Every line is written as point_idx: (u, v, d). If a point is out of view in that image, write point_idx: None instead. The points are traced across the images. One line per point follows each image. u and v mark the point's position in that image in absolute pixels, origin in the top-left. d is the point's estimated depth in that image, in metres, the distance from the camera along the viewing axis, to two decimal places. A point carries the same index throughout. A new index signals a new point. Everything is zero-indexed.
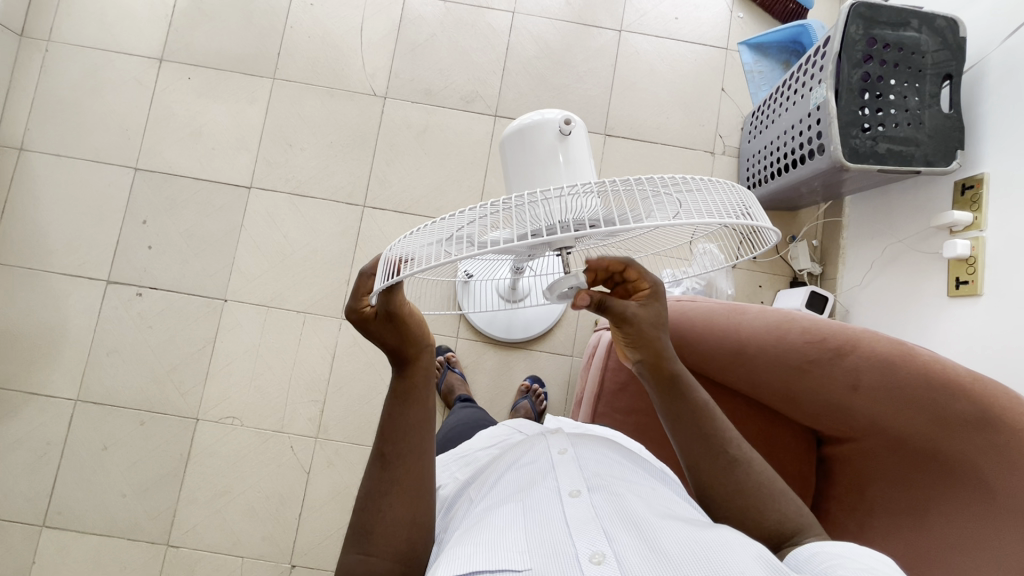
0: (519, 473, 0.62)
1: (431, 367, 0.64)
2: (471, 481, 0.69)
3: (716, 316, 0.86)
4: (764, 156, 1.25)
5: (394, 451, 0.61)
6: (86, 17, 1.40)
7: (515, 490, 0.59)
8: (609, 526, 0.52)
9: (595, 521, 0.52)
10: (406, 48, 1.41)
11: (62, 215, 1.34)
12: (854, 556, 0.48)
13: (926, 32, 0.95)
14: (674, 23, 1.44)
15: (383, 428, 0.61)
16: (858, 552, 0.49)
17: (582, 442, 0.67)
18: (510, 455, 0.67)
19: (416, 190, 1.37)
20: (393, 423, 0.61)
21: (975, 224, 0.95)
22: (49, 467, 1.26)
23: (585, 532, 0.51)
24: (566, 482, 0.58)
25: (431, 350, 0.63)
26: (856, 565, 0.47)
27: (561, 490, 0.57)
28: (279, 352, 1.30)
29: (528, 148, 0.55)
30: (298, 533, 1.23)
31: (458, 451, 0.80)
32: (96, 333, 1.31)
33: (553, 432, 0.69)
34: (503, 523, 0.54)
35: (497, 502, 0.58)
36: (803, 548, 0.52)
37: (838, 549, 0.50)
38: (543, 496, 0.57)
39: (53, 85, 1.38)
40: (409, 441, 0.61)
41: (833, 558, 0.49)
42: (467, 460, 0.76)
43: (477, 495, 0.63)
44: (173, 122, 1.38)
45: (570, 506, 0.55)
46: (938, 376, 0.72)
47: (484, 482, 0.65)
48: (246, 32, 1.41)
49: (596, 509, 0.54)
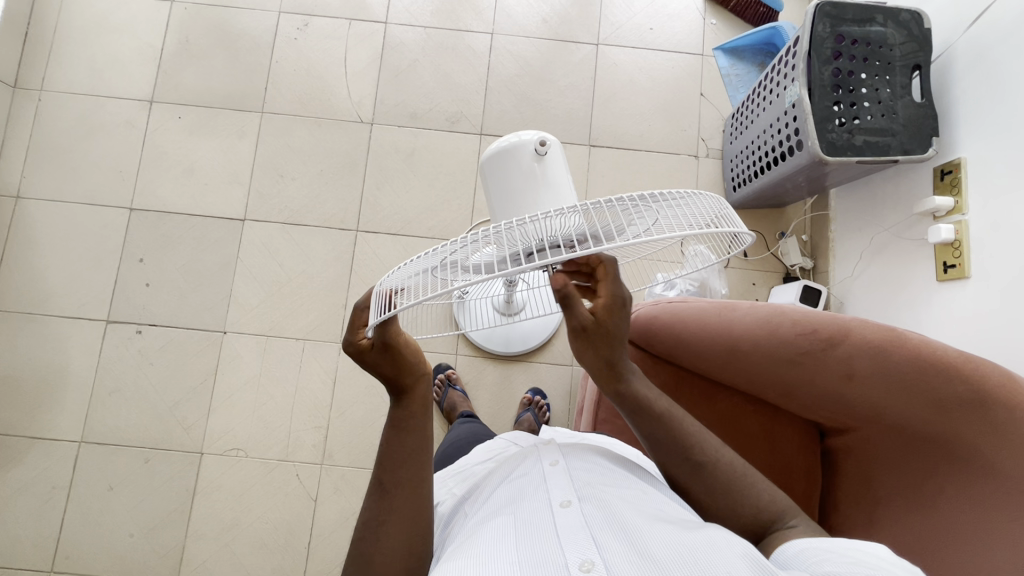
0: (510, 487, 0.63)
1: (429, 394, 0.64)
2: (467, 496, 0.69)
3: (707, 315, 0.86)
4: (746, 155, 1.27)
5: (391, 480, 0.60)
6: (76, 64, 1.44)
7: (506, 502, 0.60)
8: (598, 534, 0.52)
9: (585, 529, 0.52)
10: (391, 74, 1.44)
11: (60, 258, 1.36)
12: (846, 551, 0.48)
13: (891, 26, 0.98)
14: (649, 33, 1.48)
15: (382, 456, 0.62)
16: (847, 545, 0.48)
17: (573, 453, 0.67)
18: (504, 470, 0.67)
19: (408, 211, 1.39)
20: (390, 452, 0.61)
21: (957, 208, 0.96)
22: (56, 511, 1.25)
23: (575, 542, 0.51)
24: (556, 492, 0.58)
25: (428, 378, 0.64)
26: (846, 557, 0.47)
27: (552, 500, 0.57)
28: (280, 380, 1.31)
29: (507, 169, 0.57)
30: (307, 562, 1.22)
31: (454, 468, 0.81)
32: (97, 373, 1.31)
33: (546, 444, 0.70)
34: (494, 534, 0.54)
35: (488, 515, 0.59)
36: (791, 545, 0.52)
37: (827, 543, 0.49)
38: (534, 507, 0.57)
39: (48, 132, 1.41)
40: (407, 468, 0.61)
41: (821, 552, 0.48)
42: (463, 475, 0.76)
43: (472, 510, 0.63)
44: (165, 161, 1.41)
45: (560, 515, 0.55)
46: (931, 359, 0.72)
47: (478, 496, 0.66)
48: (234, 69, 1.45)
49: (587, 518, 0.54)
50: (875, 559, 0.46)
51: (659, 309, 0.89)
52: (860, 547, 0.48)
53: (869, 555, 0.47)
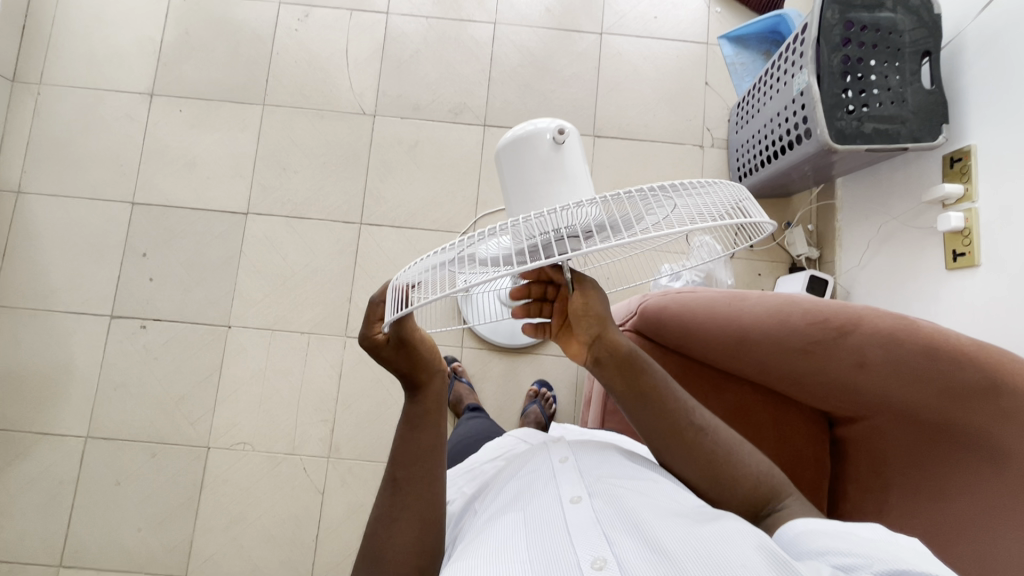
0: (520, 483, 0.63)
1: (443, 392, 0.64)
2: (477, 495, 0.69)
3: (716, 305, 0.86)
4: (752, 145, 1.26)
5: (405, 476, 0.60)
6: (75, 57, 1.43)
7: (515, 498, 0.60)
8: (610, 530, 0.52)
9: (596, 526, 0.52)
10: (392, 65, 1.43)
11: (62, 253, 1.35)
12: (847, 533, 0.49)
13: (901, 11, 0.97)
14: (653, 22, 1.46)
15: (395, 452, 0.61)
16: (845, 529, 0.49)
17: (582, 449, 0.67)
18: (513, 468, 0.67)
19: (412, 204, 1.38)
20: (404, 448, 0.61)
21: (966, 196, 0.96)
22: (63, 506, 1.26)
23: (587, 539, 0.50)
24: (566, 489, 0.58)
25: (443, 376, 0.64)
26: (851, 539, 0.47)
27: (562, 497, 0.57)
28: (285, 374, 1.30)
29: (525, 159, 0.57)
30: (316, 554, 1.23)
31: (463, 466, 0.81)
32: (102, 368, 1.31)
33: (554, 441, 0.70)
34: (504, 532, 0.54)
35: (498, 512, 0.59)
36: (790, 527, 0.52)
37: (826, 527, 0.50)
38: (543, 503, 0.57)
39: (48, 126, 1.40)
40: (420, 465, 0.61)
41: (826, 537, 0.49)
42: (473, 474, 0.76)
43: (481, 508, 0.63)
44: (167, 155, 1.40)
45: (571, 512, 0.55)
46: (943, 346, 0.72)
47: (488, 494, 0.66)
48: (234, 61, 1.43)
49: (598, 514, 0.54)
50: (889, 543, 0.47)
51: (668, 299, 0.89)
52: (858, 531, 0.49)
53: (869, 537, 0.48)
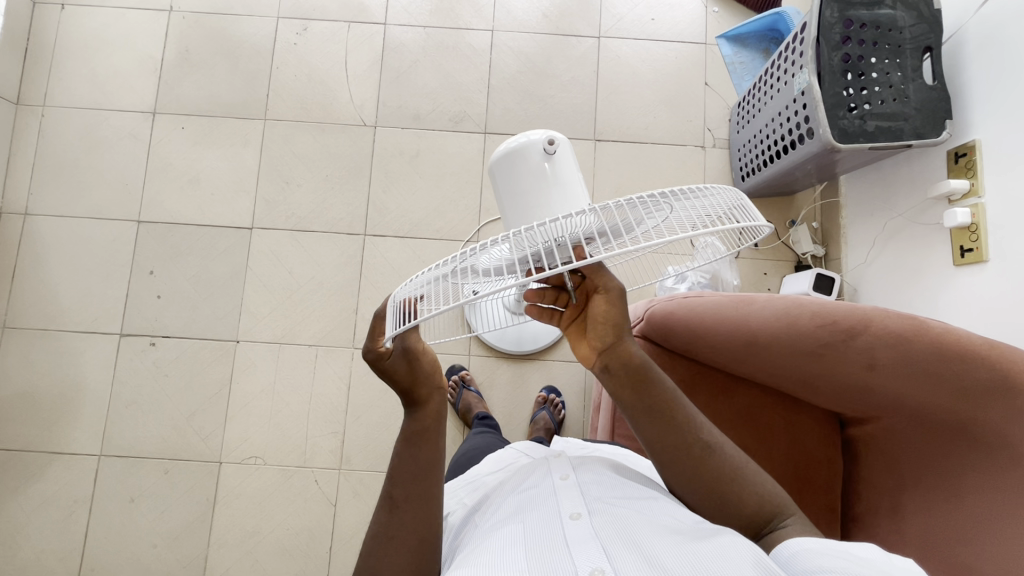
0: (521, 498, 0.63)
1: (443, 410, 0.63)
2: (477, 507, 0.69)
3: (722, 308, 0.85)
4: (754, 145, 1.25)
5: (402, 494, 0.59)
6: (78, 79, 1.44)
7: (516, 511, 0.60)
8: (609, 545, 0.52)
9: (595, 540, 0.52)
10: (391, 76, 1.44)
11: (71, 273, 1.37)
12: (839, 553, 0.47)
13: (900, 7, 0.97)
14: (650, 24, 1.46)
15: (393, 470, 0.60)
16: (839, 549, 0.47)
17: (583, 466, 0.67)
18: (513, 483, 0.67)
19: (415, 214, 1.38)
20: (403, 467, 0.60)
21: (972, 191, 0.95)
22: (79, 524, 1.27)
23: (585, 552, 0.50)
24: (567, 505, 0.58)
25: (443, 395, 0.63)
26: (844, 560, 0.46)
27: (562, 513, 0.57)
28: (294, 387, 1.31)
29: (517, 170, 0.57)
30: (331, 566, 1.23)
31: (465, 477, 0.81)
32: (113, 387, 1.32)
33: (556, 458, 0.70)
34: (503, 542, 0.54)
35: (499, 523, 0.59)
36: (785, 545, 0.50)
37: (820, 546, 0.48)
38: (543, 518, 0.57)
39: (53, 147, 1.42)
40: (418, 483, 0.60)
41: (818, 557, 0.47)
42: (474, 486, 0.76)
43: (481, 521, 0.63)
44: (170, 172, 1.41)
45: (570, 528, 0.54)
46: (953, 347, 0.71)
47: (488, 508, 0.65)
48: (234, 77, 1.44)
49: (597, 530, 0.54)
50: (880, 564, 0.45)
51: (675, 304, 0.88)
52: (852, 552, 0.47)
53: (866, 560, 0.46)
